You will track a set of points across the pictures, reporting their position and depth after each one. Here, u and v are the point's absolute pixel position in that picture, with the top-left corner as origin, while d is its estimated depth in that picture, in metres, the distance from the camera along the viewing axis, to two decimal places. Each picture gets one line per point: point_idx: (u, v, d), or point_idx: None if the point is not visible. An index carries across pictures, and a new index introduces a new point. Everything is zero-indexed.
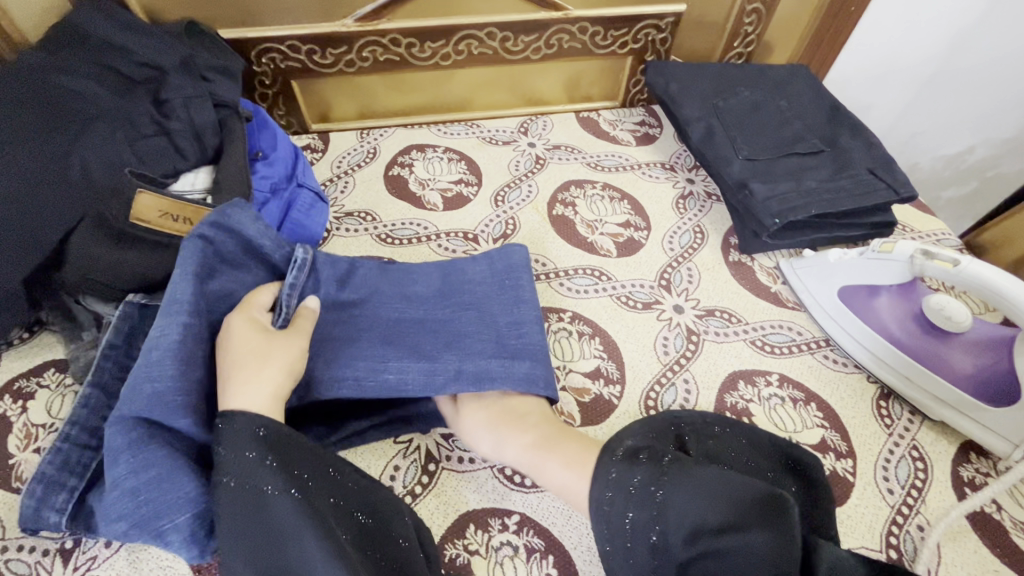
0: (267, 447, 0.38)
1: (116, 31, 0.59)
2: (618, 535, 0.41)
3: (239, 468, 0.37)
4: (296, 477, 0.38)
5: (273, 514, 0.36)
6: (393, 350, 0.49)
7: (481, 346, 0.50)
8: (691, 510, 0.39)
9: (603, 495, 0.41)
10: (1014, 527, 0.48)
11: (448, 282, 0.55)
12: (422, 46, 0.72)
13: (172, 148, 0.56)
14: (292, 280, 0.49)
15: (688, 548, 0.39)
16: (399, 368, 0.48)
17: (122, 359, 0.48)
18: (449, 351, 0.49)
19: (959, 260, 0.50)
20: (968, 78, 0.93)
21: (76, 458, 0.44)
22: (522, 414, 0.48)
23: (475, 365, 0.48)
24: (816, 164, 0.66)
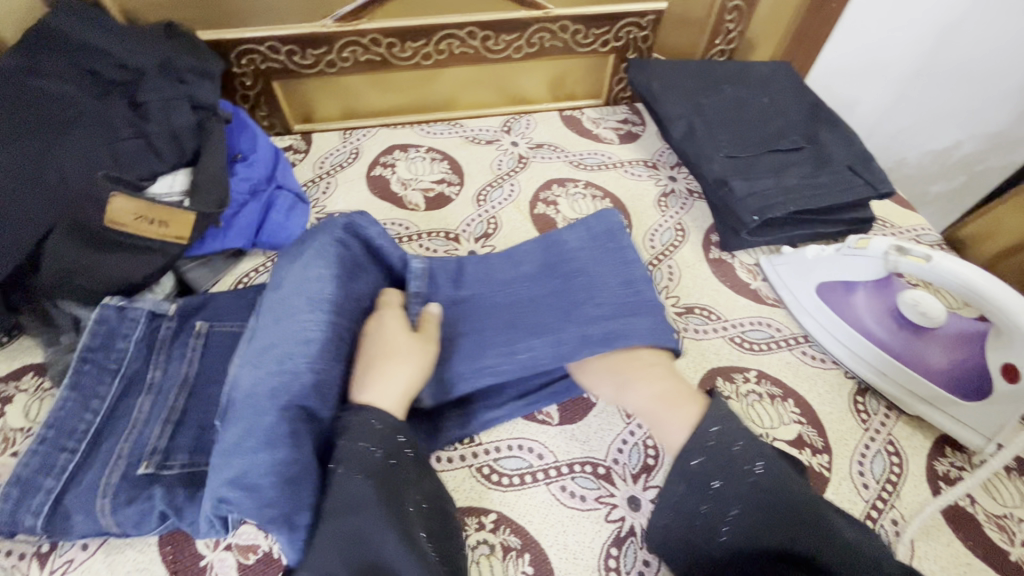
0: (369, 437, 0.40)
1: (91, 32, 0.58)
2: (692, 495, 0.41)
3: (363, 462, 0.39)
4: (388, 472, 0.40)
5: (371, 507, 0.38)
6: (521, 332, 0.51)
7: (598, 309, 0.52)
8: (780, 498, 0.39)
9: (704, 456, 0.41)
10: (987, 519, 0.48)
11: (551, 262, 0.57)
12: (402, 46, 0.72)
13: (149, 151, 0.55)
14: (414, 289, 0.52)
15: (762, 531, 0.39)
16: (526, 347, 0.50)
17: (100, 362, 0.49)
18: (568, 321, 0.51)
19: (931, 255, 0.50)
20: (952, 73, 0.93)
21: (53, 461, 0.44)
22: (646, 366, 0.48)
23: (600, 327, 0.50)
24: (796, 160, 0.67)
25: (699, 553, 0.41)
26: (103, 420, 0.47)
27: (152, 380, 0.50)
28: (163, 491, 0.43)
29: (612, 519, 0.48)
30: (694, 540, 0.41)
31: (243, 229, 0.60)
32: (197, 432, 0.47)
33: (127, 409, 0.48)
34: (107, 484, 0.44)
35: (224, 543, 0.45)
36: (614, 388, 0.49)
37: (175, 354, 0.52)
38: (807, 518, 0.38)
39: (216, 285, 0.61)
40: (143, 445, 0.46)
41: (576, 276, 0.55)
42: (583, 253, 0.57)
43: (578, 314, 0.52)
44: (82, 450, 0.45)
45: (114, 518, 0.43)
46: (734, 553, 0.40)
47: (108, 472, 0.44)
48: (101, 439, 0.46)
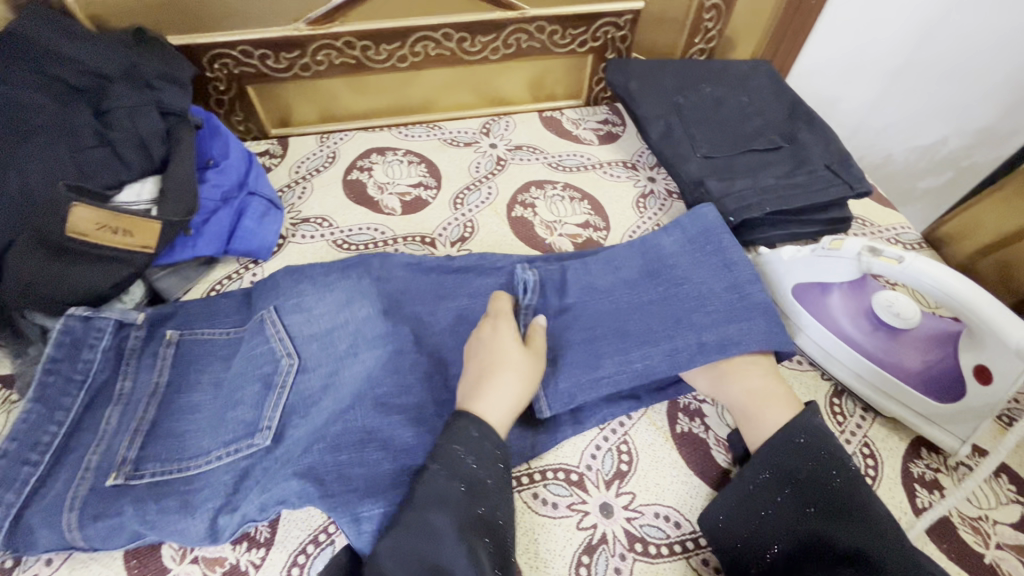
0: (469, 443, 0.42)
1: (51, 33, 0.56)
2: (758, 490, 0.43)
3: (454, 467, 0.40)
4: (480, 481, 0.41)
5: (446, 506, 0.39)
6: (630, 339, 0.51)
7: (709, 317, 0.51)
8: (864, 501, 0.40)
9: (775, 453, 0.44)
10: (962, 522, 0.48)
11: (648, 264, 0.56)
12: (377, 49, 0.71)
13: (114, 159, 0.54)
14: (526, 300, 0.52)
15: (833, 526, 0.39)
16: (641, 356, 0.50)
17: (66, 372, 0.48)
18: (682, 328, 0.51)
19: (903, 257, 0.49)
20: (937, 70, 0.92)
21: (13, 476, 0.43)
22: (744, 369, 0.49)
23: (713, 336, 0.50)
24: (773, 160, 0.66)
25: (756, 542, 0.42)
26: (67, 432, 0.46)
27: (121, 390, 0.49)
28: (132, 505, 0.43)
29: (585, 526, 0.47)
30: (756, 529, 0.42)
31: (215, 236, 0.60)
32: (167, 442, 0.47)
33: (94, 420, 0.47)
34: (73, 498, 0.43)
35: (191, 556, 0.45)
36: (711, 381, 0.50)
37: (145, 363, 0.51)
38: (883, 526, 0.38)
39: (186, 294, 0.61)
40: (112, 456, 0.45)
41: (679, 280, 0.54)
42: (684, 253, 0.56)
43: (694, 320, 0.51)
44: (46, 462, 0.44)
45: (80, 533, 0.42)
46: (793, 545, 0.40)
47: (75, 486, 0.43)
48: (66, 452, 0.45)
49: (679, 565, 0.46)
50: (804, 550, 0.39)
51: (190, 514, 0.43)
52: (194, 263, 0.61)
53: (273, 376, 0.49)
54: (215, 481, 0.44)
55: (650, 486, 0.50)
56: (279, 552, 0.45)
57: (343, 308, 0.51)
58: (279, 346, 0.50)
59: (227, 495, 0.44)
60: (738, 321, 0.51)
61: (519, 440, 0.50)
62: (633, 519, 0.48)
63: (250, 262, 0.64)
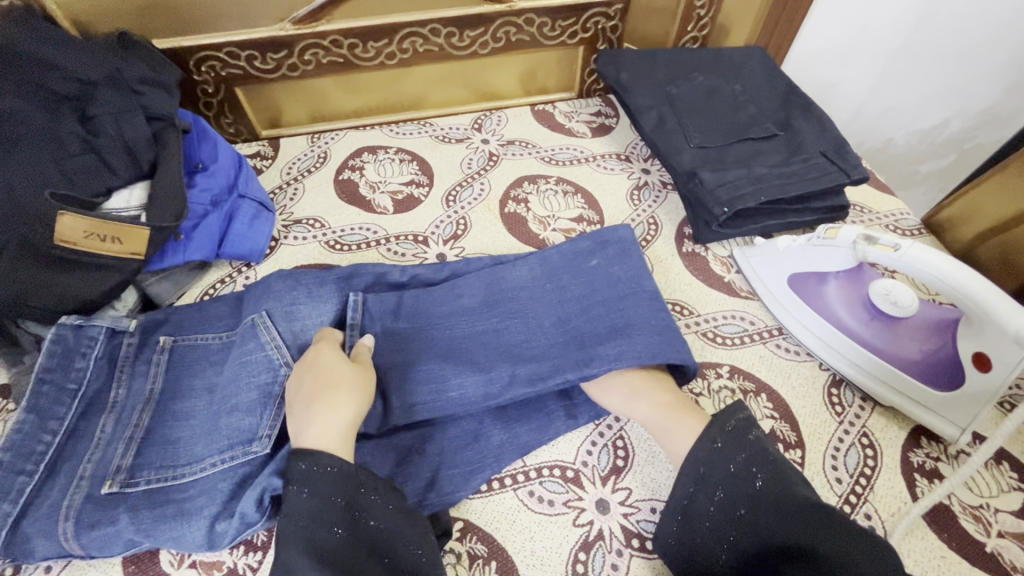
0: (311, 482, 0.39)
1: (31, 38, 0.55)
2: (692, 504, 0.42)
3: (296, 505, 0.38)
4: (334, 508, 0.38)
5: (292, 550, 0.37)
6: (451, 366, 0.50)
7: (535, 349, 0.51)
8: (786, 492, 0.39)
9: (699, 458, 0.43)
10: (963, 512, 0.47)
11: (491, 292, 0.56)
12: (365, 46, 0.71)
13: (101, 166, 0.54)
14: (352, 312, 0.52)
15: (768, 524, 0.39)
16: (457, 384, 0.49)
17: (59, 382, 0.48)
18: (501, 360, 0.51)
19: (899, 244, 0.49)
20: (936, 51, 0.90)
21: (9, 486, 0.43)
22: (659, 383, 0.49)
23: (527, 370, 0.50)
24: (768, 149, 0.65)
25: (708, 554, 0.41)
26: (62, 439, 0.46)
27: (116, 398, 0.49)
28: (127, 513, 0.42)
29: (581, 523, 0.47)
30: (703, 539, 0.42)
31: (204, 241, 0.59)
32: (163, 449, 0.46)
33: (89, 427, 0.48)
34: (70, 507, 0.43)
35: (189, 561, 0.45)
36: (624, 396, 0.49)
37: (138, 371, 0.51)
38: (814, 513, 0.37)
39: (181, 299, 0.61)
40: (106, 464, 0.45)
41: (515, 310, 0.54)
42: (534, 282, 0.56)
43: (516, 355, 0.51)
44: (41, 471, 0.44)
45: (77, 541, 0.42)
46: (742, 551, 0.39)
47: (71, 494, 0.43)
48: (61, 460, 0.46)
49: None
50: (751, 554, 0.39)
51: (186, 521, 0.42)
52: (186, 268, 0.61)
53: (271, 386, 0.48)
54: (211, 489, 0.44)
55: (647, 482, 0.49)
56: None
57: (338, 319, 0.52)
58: (275, 355, 0.49)
59: (222, 502, 0.43)
60: (557, 356, 0.51)
61: (513, 438, 0.50)
62: (629, 515, 0.47)
63: (243, 266, 0.64)
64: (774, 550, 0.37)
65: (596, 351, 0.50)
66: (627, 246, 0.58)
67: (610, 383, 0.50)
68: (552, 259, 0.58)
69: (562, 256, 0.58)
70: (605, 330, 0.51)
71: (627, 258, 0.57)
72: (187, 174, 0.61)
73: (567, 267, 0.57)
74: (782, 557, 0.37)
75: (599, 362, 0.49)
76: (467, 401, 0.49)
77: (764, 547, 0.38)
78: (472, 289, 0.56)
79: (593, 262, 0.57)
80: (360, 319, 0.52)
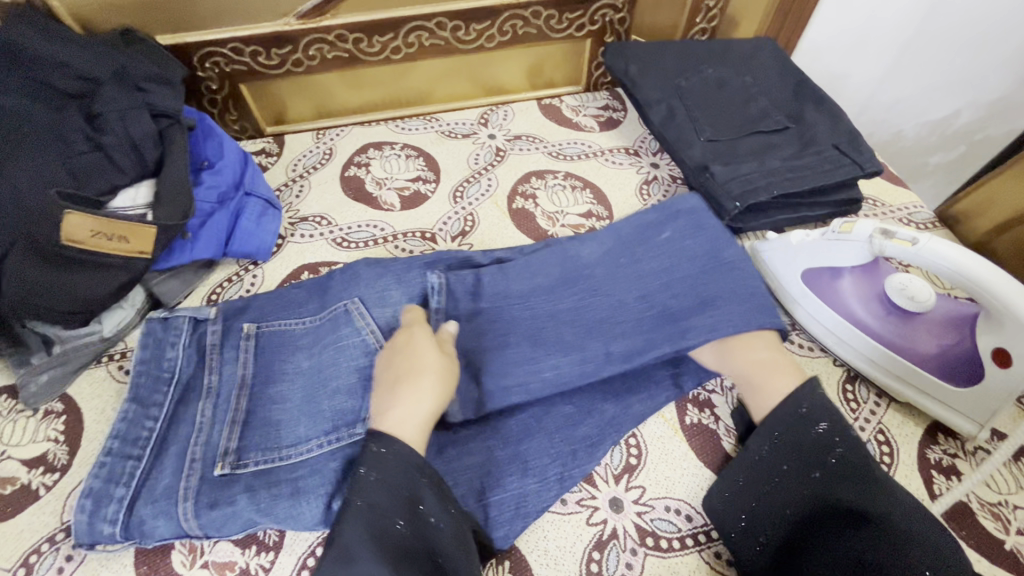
0: (381, 467, 0.38)
1: (35, 35, 0.54)
2: (755, 464, 0.44)
3: (365, 489, 0.37)
4: (399, 500, 0.38)
5: (354, 531, 0.36)
6: (541, 347, 0.49)
7: (621, 328, 0.50)
8: (863, 462, 0.41)
9: (779, 423, 0.44)
10: (981, 508, 0.47)
11: (567, 268, 0.54)
12: (370, 41, 0.70)
13: (108, 164, 0.54)
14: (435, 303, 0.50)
15: (835, 488, 0.40)
16: (552, 364, 0.48)
17: (154, 372, 0.49)
18: (592, 338, 0.49)
19: (917, 238, 0.48)
20: (950, 41, 0.89)
21: (121, 469, 0.43)
22: (749, 341, 0.48)
23: (622, 346, 0.49)
24: (780, 142, 0.64)
25: (753, 522, 0.43)
26: (164, 425, 0.46)
27: (138, 391, 0.48)
28: (245, 494, 0.42)
29: (594, 522, 0.47)
30: (756, 506, 0.43)
31: (211, 240, 0.59)
32: (265, 431, 0.46)
33: (188, 413, 0.47)
34: (187, 488, 0.42)
35: (200, 561, 0.44)
36: (716, 356, 0.49)
37: (227, 356, 0.50)
38: (886, 485, 0.39)
39: (188, 298, 0.60)
40: (214, 447, 0.44)
41: (593, 288, 0.52)
42: (607, 257, 0.55)
43: (609, 331, 0.50)
44: (149, 455, 0.44)
45: (197, 521, 0.41)
46: (795, 510, 0.41)
47: (186, 477, 0.43)
48: (166, 443, 0.45)
49: (693, 557, 0.45)
50: (805, 513, 0.41)
51: (303, 499, 0.42)
52: (192, 266, 0.60)
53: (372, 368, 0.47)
54: None
55: (661, 480, 0.49)
56: (288, 556, 0.45)
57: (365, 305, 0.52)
58: (371, 338, 0.49)
59: (335, 481, 0.43)
60: (649, 332, 0.49)
61: (563, 423, 0.49)
62: (643, 513, 0.47)
63: (250, 264, 0.63)
64: (838, 510, 0.39)
65: (688, 324, 0.49)
66: (698, 216, 0.57)
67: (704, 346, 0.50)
68: (622, 231, 0.57)
69: (631, 226, 0.57)
70: (693, 304, 0.50)
71: (701, 231, 0.55)
72: (192, 172, 0.61)
73: (640, 238, 0.56)
74: (844, 518, 0.39)
75: (695, 334, 0.48)
76: (565, 379, 0.47)
77: (824, 505, 0.40)
78: (546, 266, 0.54)
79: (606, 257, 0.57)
80: (445, 305, 0.51)
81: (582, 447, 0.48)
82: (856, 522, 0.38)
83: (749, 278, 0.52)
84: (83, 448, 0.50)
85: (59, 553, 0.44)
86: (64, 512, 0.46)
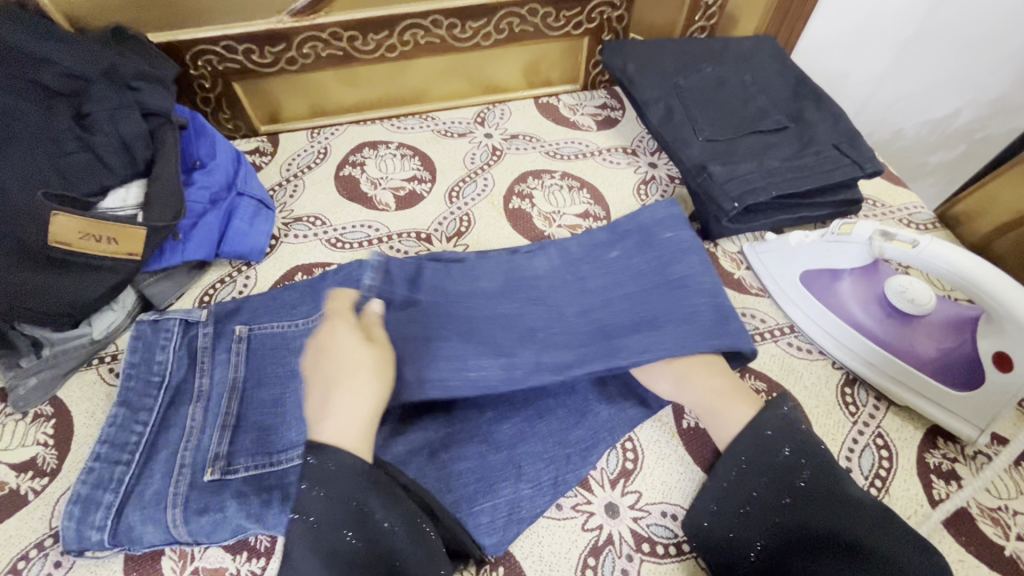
0: (325, 481, 0.37)
1: (24, 34, 0.53)
2: (725, 490, 0.43)
3: (311, 506, 0.37)
4: (347, 511, 0.37)
5: (302, 545, 0.36)
6: (471, 345, 0.47)
7: (557, 338, 0.49)
8: (842, 489, 0.40)
9: (750, 445, 0.43)
10: (981, 513, 0.46)
11: (531, 276, 0.54)
12: (365, 39, 0.69)
13: (97, 164, 0.53)
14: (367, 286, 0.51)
15: (815, 515, 0.39)
16: (477, 365, 0.46)
17: (144, 375, 0.48)
18: (524, 346, 0.48)
19: (917, 240, 0.47)
20: (950, 40, 0.88)
21: (108, 475, 0.43)
22: (706, 366, 0.48)
23: (552, 357, 0.47)
24: (780, 141, 0.63)
25: (739, 542, 0.41)
26: (153, 429, 0.46)
27: (127, 395, 0.47)
28: (235, 500, 0.42)
29: (590, 527, 0.46)
30: (736, 531, 0.42)
31: (203, 240, 0.58)
32: (258, 435, 0.45)
33: (178, 417, 0.46)
34: (176, 494, 0.42)
35: (191, 567, 0.44)
36: (674, 383, 0.48)
37: (218, 359, 0.50)
38: (867, 512, 0.38)
39: (180, 300, 0.60)
40: (204, 452, 0.44)
41: (536, 297, 0.53)
42: (554, 272, 0.56)
43: (539, 341, 0.49)
44: (137, 461, 0.44)
45: (186, 528, 0.41)
46: (774, 539, 0.40)
47: (175, 482, 0.42)
48: (155, 448, 0.45)
49: (689, 563, 0.45)
50: (787, 544, 0.39)
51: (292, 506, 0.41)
52: (185, 267, 0.60)
53: None
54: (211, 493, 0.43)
55: (657, 484, 0.48)
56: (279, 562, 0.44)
57: None
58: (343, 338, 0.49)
59: None
60: (581, 345, 0.48)
61: (555, 427, 0.48)
62: (639, 519, 0.47)
63: (243, 265, 0.63)
64: (812, 536, 0.39)
65: (622, 342, 0.48)
66: (646, 233, 0.57)
67: (660, 371, 0.48)
68: (571, 250, 0.58)
69: (580, 247, 0.58)
70: (648, 318, 0.50)
71: (650, 248, 0.56)
72: (184, 171, 0.60)
73: (586, 258, 0.57)
74: (818, 544, 0.38)
75: (627, 353, 0.47)
76: (487, 382, 0.45)
77: (803, 535, 0.39)
78: (489, 275, 0.55)
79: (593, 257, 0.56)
80: (379, 284, 0.52)
81: (579, 452, 0.47)
82: (847, 556, 0.37)
83: (692, 294, 0.51)
84: (72, 452, 0.49)
85: (47, 559, 0.44)
86: (53, 517, 0.46)
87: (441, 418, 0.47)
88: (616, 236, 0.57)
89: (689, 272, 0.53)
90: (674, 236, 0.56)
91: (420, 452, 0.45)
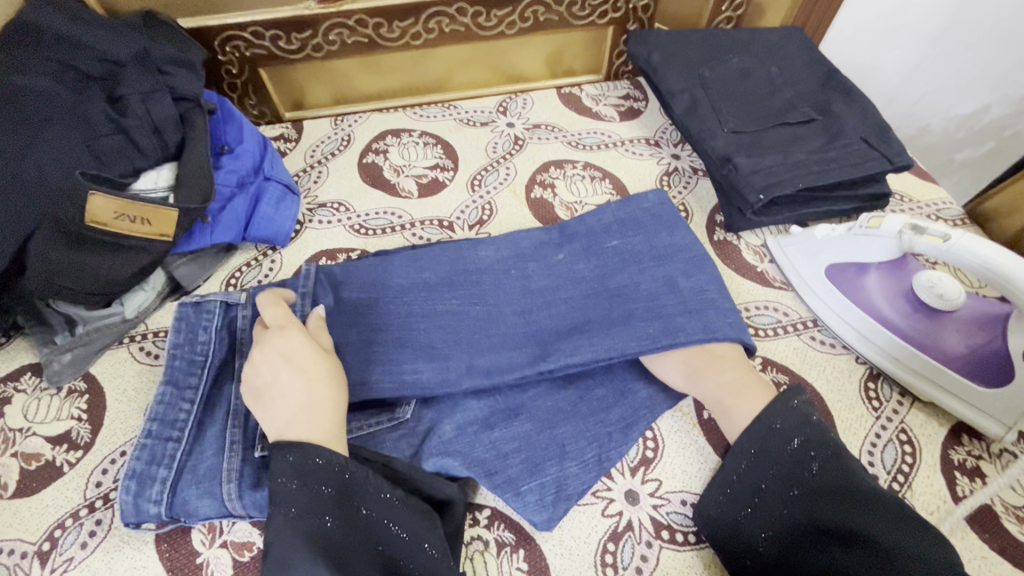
0: (299, 473, 0.38)
1: (66, 23, 0.55)
2: (731, 480, 0.44)
3: (296, 496, 0.38)
4: (320, 499, 0.38)
5: (277, 538, 0.37)
6: (467, 340, 0.50)
7: (539, 333, 0.50)
8: (851, 479, 0.40)
9: (759, 433, 0.43)
10: (1005, 511, 0.46)
11: (553, 264, 0.54)
12: (390, 26, 0.69)
13: (130, 147, 0.54)
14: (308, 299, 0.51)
15: (819, 505, 0.40)
16: (413, 369, 0.47)
17: (186, 355, 0.49)
18: (485, 344, 0.49)
19: (949, 235, 0.47)
20: (983, 34, 0.85)
21: (161, 452, 0.44)
22: (726, 356, 0.48)
23: (487, 362, 0.48)
24: (807, 134, 0.63)
25: (745, 538, 0.42)
26: (200, 408, 0.47)
27: (172, 374, 0.47)
28: None
29: (610, 513, 0.46)
30: (746, 516, 0.42)
31: (231, 224, 0.59)
32: None
33: (222, 396, 0.47)
34: (231, 469, 0.43)
35: (219, 541, 0.45)
36: (690, 373, 0.48)
37: (257, 341, 0.50)
38: (877, 502, 0.38)
39: (206, 282, 0.61)
40: (254, 429, 0.45)
41: (492, 293, 0.52)
42: (533, 261, 0.55)
43: (480, 344, 0.49)
44: (188, 437, 0.45)
45: (241, 501, 0.42)
46: (783, 527, 0.40)
47: (228, 458, 0.44)
48: (203, 427, 0.46)
49: (707, 553, 0.45)
50: (795, 536, 0.40)
51: None
52: (212, 250, 0.61)
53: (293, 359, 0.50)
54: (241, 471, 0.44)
55: (677, 473, 0.49)
56: None
57: (385, 288, 0.53)
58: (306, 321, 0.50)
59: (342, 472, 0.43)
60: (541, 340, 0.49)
61: (575, 416, 0.48)
62: (659, 507, 0.47)
63: (269, 249, 0.64)
64: (820, 530, 0.39)
65: (555, 346, 0.49)
66: (594, 238, 0.56)
67: (672, 360, 0.49)
68: (538, 240, 0.57)
69: (548, 238, 0.57)
70: (616, 317, 0.50)
71: (634, 245, 0.55)
72: (212, 156, 0.61)
73: (580, 244, 0.56)
74: (827, 536, 0.38)
75: (557, 356, 0.48)
76: (424, 385, 0.47)
77: (813, 523, 0.39)
78: (478, 260, 0.55)
79: (619, 241, 0.55)
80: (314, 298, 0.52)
81: (600, 440, 0.47)
82: (857, 546, 0.37)
83: (633, 302, 0.51)
84: (105, 427, 0.50)
85: (83, 528, 0.45)
86: (87, 488, 0.47)
87: (464, 403, 0.48)
88: (643, 216, 0.57)
89: (651, 278, 0.52)
90: (632, 241, 0.55)
91: (442, 437, 0.46)
